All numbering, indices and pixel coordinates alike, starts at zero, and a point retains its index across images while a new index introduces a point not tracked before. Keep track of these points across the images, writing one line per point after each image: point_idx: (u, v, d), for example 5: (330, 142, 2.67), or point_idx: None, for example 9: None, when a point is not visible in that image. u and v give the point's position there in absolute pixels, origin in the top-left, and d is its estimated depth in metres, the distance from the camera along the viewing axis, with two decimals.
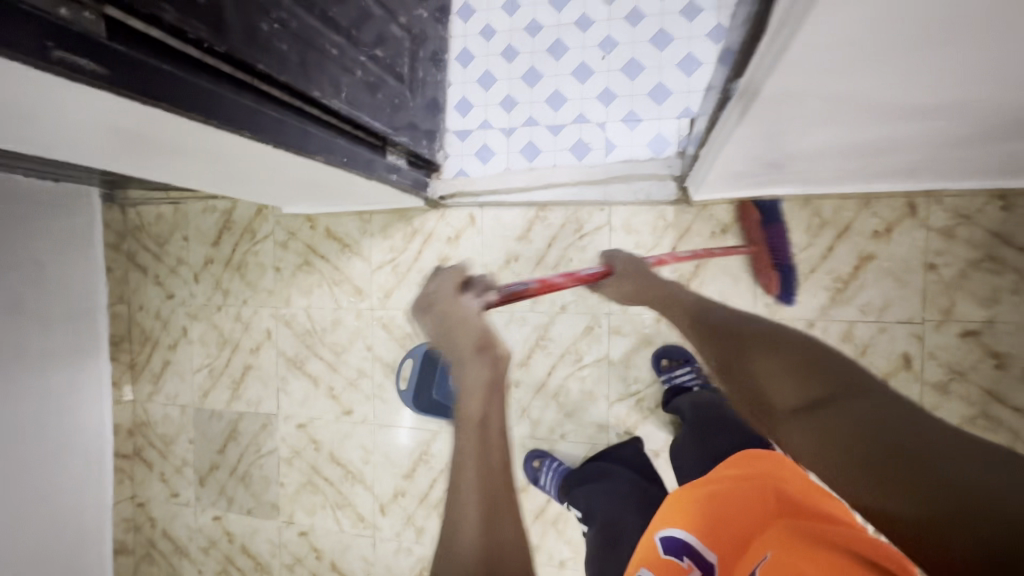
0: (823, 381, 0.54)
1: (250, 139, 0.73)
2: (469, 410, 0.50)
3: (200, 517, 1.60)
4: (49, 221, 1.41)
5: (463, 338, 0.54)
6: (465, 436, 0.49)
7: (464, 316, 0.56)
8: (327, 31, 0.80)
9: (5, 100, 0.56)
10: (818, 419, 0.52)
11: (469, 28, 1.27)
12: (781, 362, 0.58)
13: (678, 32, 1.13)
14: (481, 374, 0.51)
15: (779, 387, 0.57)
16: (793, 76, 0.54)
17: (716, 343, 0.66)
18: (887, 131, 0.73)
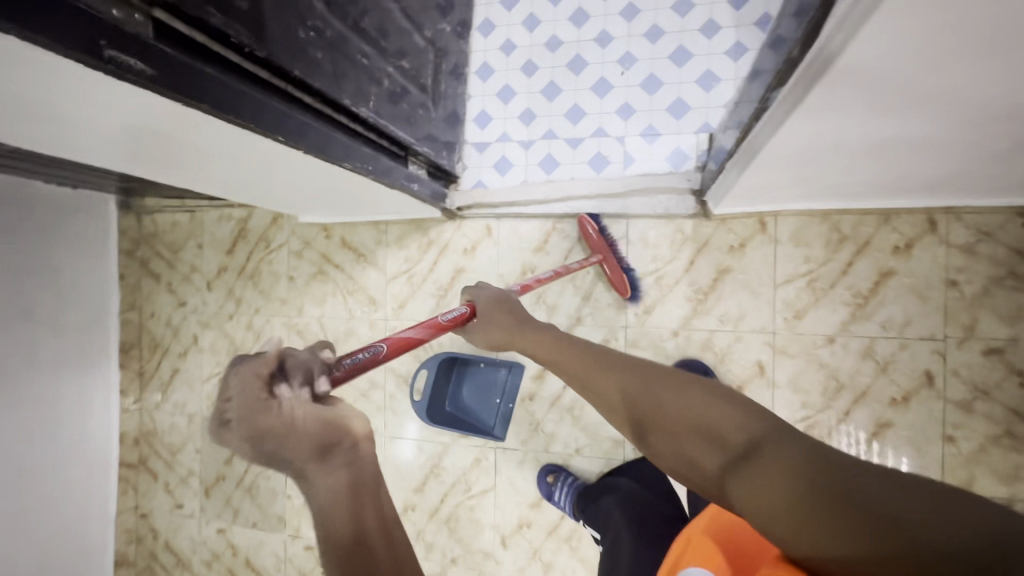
0: (740, 418, 0.50)
1: (283, 144, 0.73)
2: (334, 534, 0.38)
3: (205, 529, 1.57)
4: (65, 227, 1.42)
5: (289, 449, 0.40)
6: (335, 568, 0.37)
7: (292, 412, 0.42)
8: (357, 40, 0.81)
9: (47, 101, 0.56)
10: (745, 467, 0.45)
11: (490, 43, 1.29)
12: (702, 404, 0.52)
13: (697, 48, 1.15)
14: (336, 485, 0.39)
15: (701, 430, 0.51)
16: (839, 82, 0.54)
17: (622, 379, 0.60)
18: (917, 149, 0.74)
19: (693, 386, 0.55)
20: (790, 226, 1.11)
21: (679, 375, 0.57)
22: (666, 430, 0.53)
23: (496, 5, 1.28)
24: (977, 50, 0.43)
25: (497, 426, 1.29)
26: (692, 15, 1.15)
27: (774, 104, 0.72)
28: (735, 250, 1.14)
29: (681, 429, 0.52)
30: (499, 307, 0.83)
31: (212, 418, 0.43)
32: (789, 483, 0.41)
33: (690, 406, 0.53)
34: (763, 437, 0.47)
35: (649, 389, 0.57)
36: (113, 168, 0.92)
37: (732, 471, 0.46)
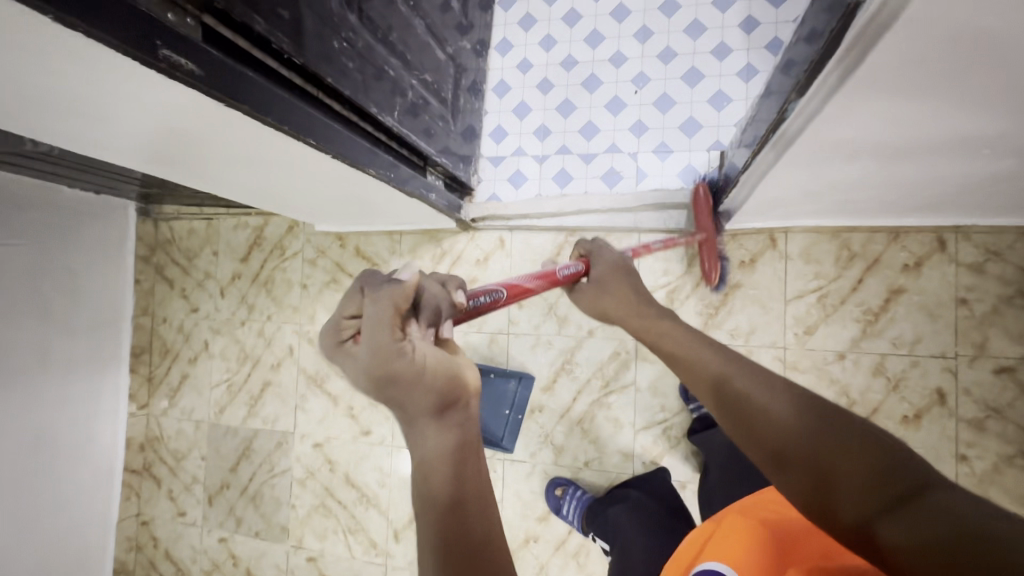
0: (903, 474, 0.43)
1: (314, 148, 0.76)
2: (432, 488, 0.42)
3: (207, 538, 1.55)
4: (85, 231, 1.45)
5: (412, 401, 0.44)
6: (432, 515, 0.41)
7: (414, 373, 0.44)
8: (384, 52, 0.85)
9: (92, 103, 0.59)
10: (900, 520, 0.40)
11: (507, 61, 1.33)
12: (847, 442, 0.47)
13: (709, 69, 1.18)
14: (444, 445, 0.44)
15: (846, 476, 0.45)
16: (851, 100, 0.57)
17: (752, 386, 0.55)
18: (930, 167, 0.75)
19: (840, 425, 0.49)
20: (801, 242, 1.13)
21: (827, 407, 0.51)
22: (799, 460, 0.48)
23: (514, 25, 1.32)
24: (984, 68, 0.45)
25: (506, 438, 1.27)
26: (704, 38, 1.19)
27: (784, 123, 0.74)
28: (744, 265, 1.16)
29: (818, 467, 0.47)
30: (616, 276, 0.77)
31: (332, 329, 0.48)
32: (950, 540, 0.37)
33: (838, 447, 0.47)
34: (934, 496, 0.40)
35: (787, 412, 0.51)
36: (143, 171, 0.95)
37: (887, 518, 0.41)
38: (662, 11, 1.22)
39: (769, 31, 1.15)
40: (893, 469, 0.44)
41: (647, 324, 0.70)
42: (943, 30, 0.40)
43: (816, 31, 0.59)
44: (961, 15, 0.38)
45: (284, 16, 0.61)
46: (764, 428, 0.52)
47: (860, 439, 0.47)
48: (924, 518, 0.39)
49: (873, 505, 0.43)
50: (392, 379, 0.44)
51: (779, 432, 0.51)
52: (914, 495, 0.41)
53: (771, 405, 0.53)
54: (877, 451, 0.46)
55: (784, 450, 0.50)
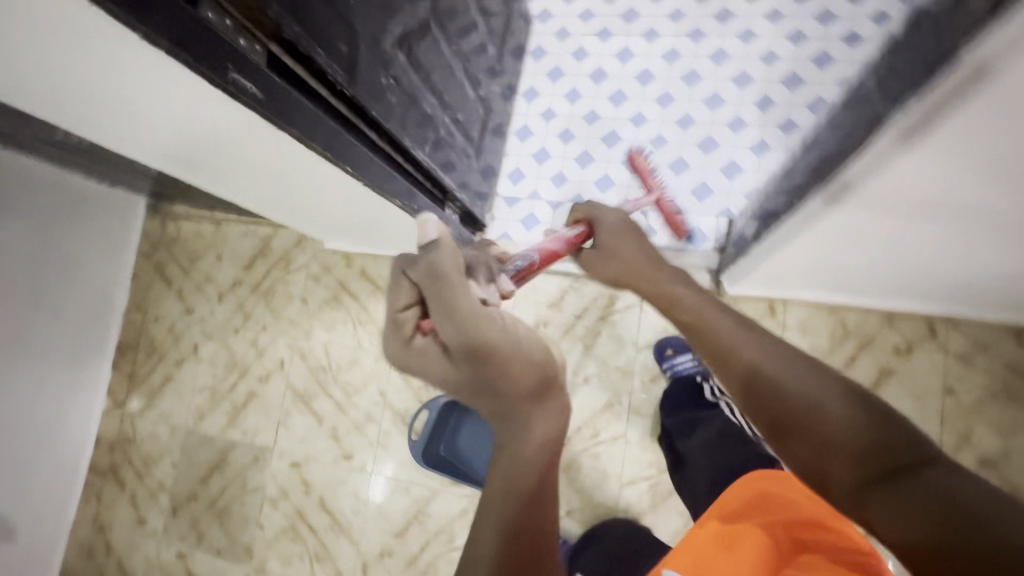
0: (890, 441, 0.45)
1: (351, 176, 0.77)
2: (519, 481, 0.50)
3: (163, 551, 1.48)
4: (92, 221, 1.44)
5: (510, 383, 0.50)
6: (511, 506, 0.50)
7: (506, 350, 0.50)
8: (424, 90, 0.89)
9: (137, 110, 0.59)
10: (886, 495, 0.43)
11: (533, 108, 1.37)
12: (855, 419, 0.47)
13: (724, 140, 1.24)
14: (548, 431, 0.52)
15: (831, 442, 0.47)
16: (872, 191, 0.61)
17: (758, 352, 0.54)
18: (926, 265, 0.81)
19: (844, 394, 0.48)
20: (799, 315, 1.16)
21: (823, 368, 0.51)
22: (801, 434, 0.48)
23: (542, 76, 1.38)
24: (997, 182, 0.50)
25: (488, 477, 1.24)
26: (721, 110, 1.25)
27: (802, 208, 0.75)
28: None
29: (807, 432, 0.48)
30: (615, 236, 0.78)
31: (391, 325, 0.55)
32: (917, 505, 0.40)
33: (831, 413, 0.48)
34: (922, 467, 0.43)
35: (793, 383, 0.50)
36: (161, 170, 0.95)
37: (881, 500, 0.43)
38: (684, 80, 1.28)
39: (783, 112, 1.22)
40: (881, 440, 0.45)
41: (657, 282, 0.70)
42: (975, 138, 0.45)
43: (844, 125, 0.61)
44: (996, 127, 0.43)
45: (342, 51, 0.65)
46: (767, 392, 0.51)
47: (865, 413, 0.47)
48: (905, 487, 0.42)
49: (851, 470, 0.46)
50: (492, 377, 0.50)
51: (785, 401, 0.50)
52: (901, 466, 0.44)
53: (774, 368, 0.52)
54: (880, 424, 0.46)
55: (783, 420, 0.50)
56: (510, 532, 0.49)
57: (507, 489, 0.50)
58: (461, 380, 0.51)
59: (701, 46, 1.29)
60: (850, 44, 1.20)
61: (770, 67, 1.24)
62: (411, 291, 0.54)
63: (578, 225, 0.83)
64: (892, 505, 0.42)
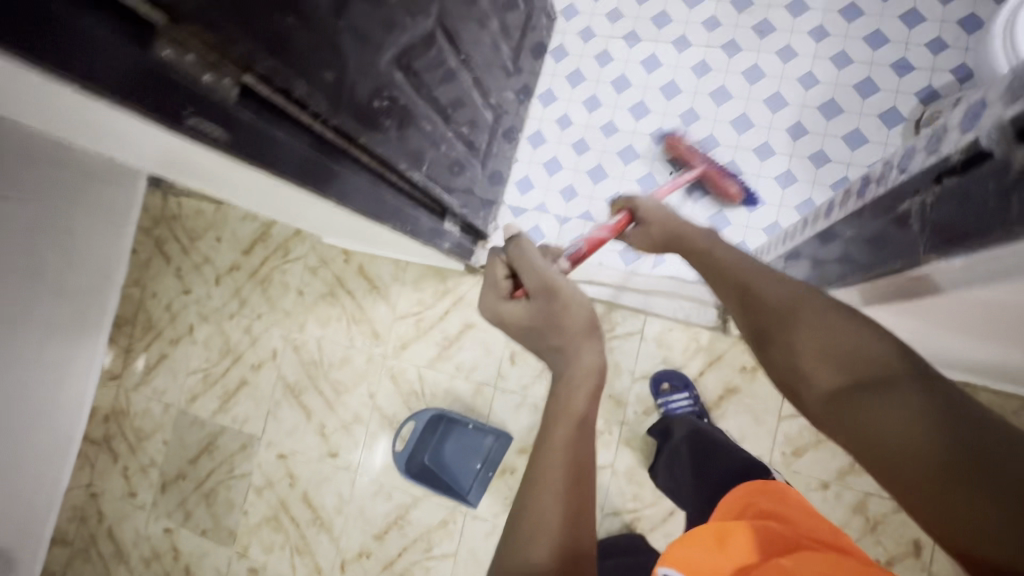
0: (889, 355, 0.43)
1: (335, 203, 0.73)
2: (570, 410, 0.47)
3: (152, 525, 1.51)
4: (93, 194, 1.40)
5: (568, 321, 0.52)
6: (560, 437, 0.46)
7: (567, 296, 0.53)
8: (425, 106, 0.83)
9: (105, 123, 0.55)
10: (865, 403, 0.41)
11: (548, 113, 1.30)
12: (842, 329, 0.47)
13: (748, 167, 1.16)
14: (594, 360, 0.50)
15: (819, 347, 0.47)
16: (907, 288, 0.60)
17: (762, 278, 0.56)
18: (939, 342, 0.80)
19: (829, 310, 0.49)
20: None
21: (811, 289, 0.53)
22: (784, 345, 0.50)
23: (561, 79, 1.29)
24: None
25: (471, 492, 1.24)
26: (748, 134, 1.17)
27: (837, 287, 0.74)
28: (746, 370, 1.14)
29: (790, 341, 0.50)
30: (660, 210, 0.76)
31: (491, 290, 0.59)
32: (903, 423, 0.38)
33: (815, 327, 0.48)
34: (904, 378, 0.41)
35: (783, 297, 0.53)
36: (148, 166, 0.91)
37: (856, 408, 0.42)
38: (712, 97, 1.20)
39: (814, 142, 1.13)
40: (879, 350, 0.44)
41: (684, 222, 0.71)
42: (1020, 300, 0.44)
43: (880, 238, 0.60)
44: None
45: (328, 80, 0.60)
46: (757, 309, 0.54)
47: (849, 323, 0.47)
48: (884, 399, 0.40)
49: (838, 377, 0.45)
50: (552, 319, 0.52)
51: (771, 315, 0.52)
52: (889, 377, 0.42)
53: (764, 285, 0.55)
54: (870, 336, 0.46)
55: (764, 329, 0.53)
56: (569, 475, 0.45)
57: (558, 417, 0.47)
58: (534, 318, 0.53)
59: (735, 60, 1.19)
60: (898, 73, 1.10)
61: (807, 90, 1.15)
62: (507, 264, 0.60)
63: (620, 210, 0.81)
64: (870, 418, 0.40)
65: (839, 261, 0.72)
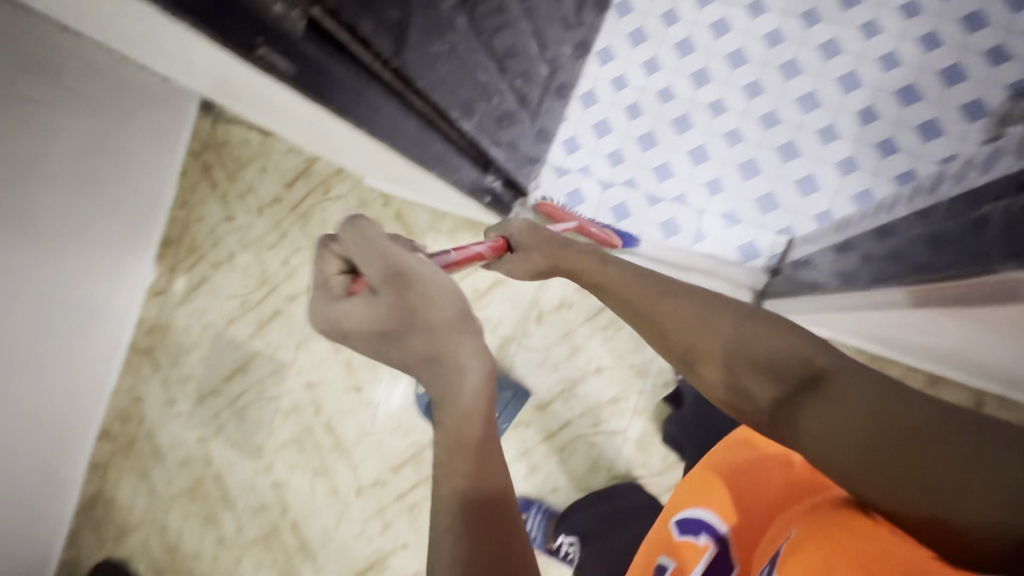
0: (811, 352, 0.51)
1: (386, 147, 0.73)
2: (462, 431, 0.44)
3: (187, 432, 1.63)
4: (148, 113, 1.43)
5: (423, 310, 0.47)
6: (462, 461, 0.43)
7: (425, 283, 0.48)
8: (483, 56, 0.82)
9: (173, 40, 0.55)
10: (822, 405, 0.45)
11: (603, 72, 1.24)
12: (766, 334, 0.54)
13: (808, 150, 1.12)
14: (480, 372, 0.46)
15: (756, 359, 0.53)
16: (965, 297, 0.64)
17: (671, 298, 0.61)
18: (985, 353, 0.78)
19: (726, 314, 0.57)
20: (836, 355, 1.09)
21: (718, 299, 0.59)
22: (708, 358, 0.56)
23: (622, 36, 1.23)
24: None
25: None
26: (813, 115, 1.11)
27: (875, 289, 0.80)
28: None
29: (732, 359, 0.54)
30: (534, 239, 0.81)
31: (320, 291, 0.53)
32: (861, 424, 0.42)
33: (736, 337, 0.55)
34: (833, 373, 0.47)
35: (689, 313, 0.59)
36: (202, 89, 0.91)
37: (811, 416, 0.46)
38: (781, 70, 1.13)
39: (884, 130, 1.07)
40: (799, 352, 0.51)
41: (576, 252, 0.75)
42: None
43: (943, 245, 0.67)
44: None
45: (392, 20, 0.59)
46: (668, 331, 0.60)
47: (772, 326, 0.54)
48: (836, 403, 0.45)
49: (774, 385, 0.51)
50: (417, 312, 0.47)
51: (689, 334, 0.58)
52: (820, 377, 0.48)
53: (662, 312, 0.61)
54: (795, 341, 0.52)
55: (697, 352, 0.57)
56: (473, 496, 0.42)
57: (451, 439, 0.44)
58: (382, 316, 0.48)
59: (812, 32, 1.12)
60: (991, 62, 1.02)
61: (885, 74, 1.08)
62: (339, 258, 0.54)
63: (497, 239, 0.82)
64: (831, 421, 0.44)
65: (885, 259, 0.79)
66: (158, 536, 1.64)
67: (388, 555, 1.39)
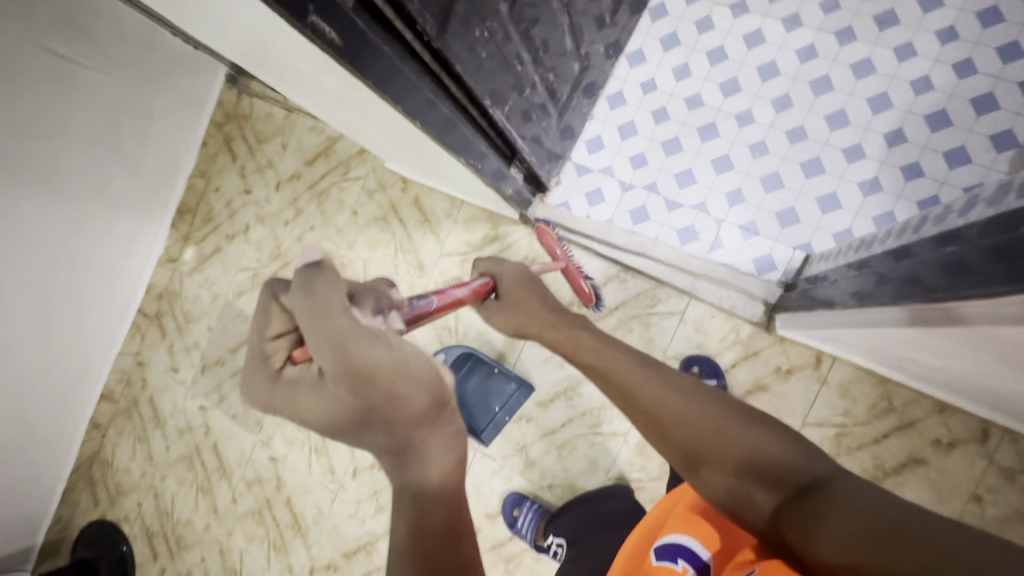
0: (811, 461, 0.48)
1: (418, 128, 0.74)
2: (427, 521, 0.46)
3: (189, 401, 1.64)
4: (177, 80, 1.45)
5: (401, 409, 0.49)
6: (423, 552, 0.43)
7: (391, 378, 0.48)
8: (520, 46, 0.82)
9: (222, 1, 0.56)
10: (812, 509, 0.42)
11: (633, 74, 1.24)
12: (766, 438, 0.51)
13: (833, 167, 1.11)
14: (446, 463, 0.49)
15: (759, 464, 0.49)
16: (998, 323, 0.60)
17: (676, 394, 0.59)
18: (1002, 385, 0.76)
19: (730, 417, 0.54)
20: (844, 375, 1.09)
21: (722, 399, 0.58)
22: (711, 458, 0.52)
23: (654, 40, 1.23)
24: None
25: (486, 431, 1.29)
26: (841, 132, 1.11)
27: (898, 306, 0.78)
28: (780, 372, 1.13)
29: (736, 465, 0.50)
30: (518, 288, 0.90)
31: (263, 362, 0.53)
32: (841, 524, 0.39)
33: (743, 441, 0.51)
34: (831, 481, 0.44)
35: (693, 411, 0.56)
36: (237, 57, 0.92)
37: (808, 522, 0.42)
38: (811, 86, 1.13)
39: (910, 153, 1.07)
40: (803, 461, 0.48)
41: (567, 330, 0.80)
42: None
43: (965, 271, 0.64)
44: None
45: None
46: (670, 424, 0.57)
47: (773, 431, 0.52)
48: (819, 505, 0.42)
49: (770, 489, 0.48)
50: (374, 408, 0.48)
51: (692, 431, 0.55)
52: (815, 484, 0.45)
53: (669, 406, 0.58)
54: (796, 450, 0.50)
55: (700, 454, 0.53)
56: None
57: (415, 529, 0.45)
58: (345, 413, 0.48)
59: (846, 50, 1.12)
60: None
61: (917, 96, 1.07)
62: (283, 321, 0.54)
63: (483, 284, 0.91)
64: (823, 531, 0.40)
65: (904, 280, 0.77)
66: (150, 501, 1.65)
67: (378, 539, 1.39)
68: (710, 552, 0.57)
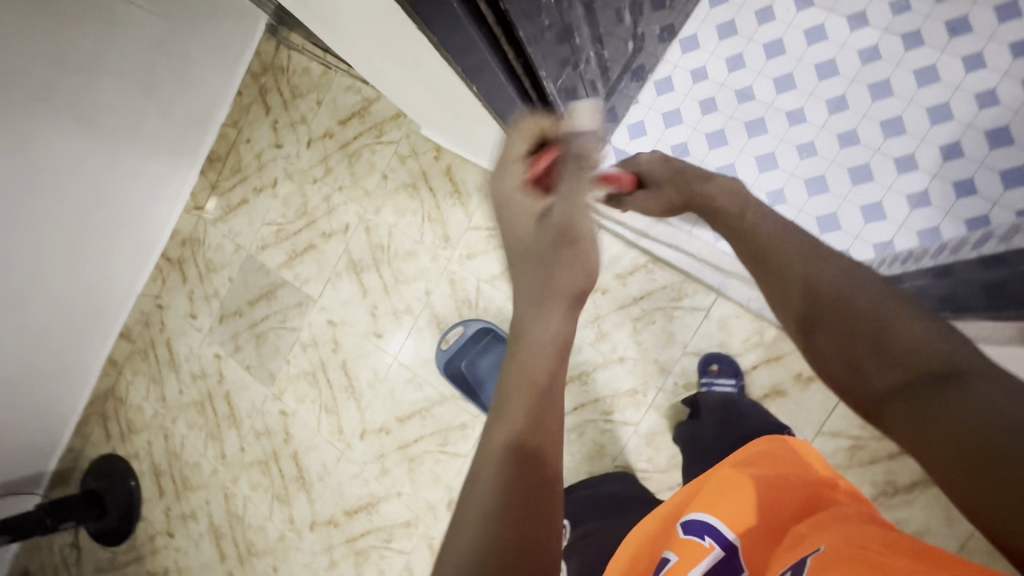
0: (952, 349, 0.41)
1: (472, 90, 0.73)
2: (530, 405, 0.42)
3: (205, 348, 1.66)
4: (217, 24, 1.42)
5: (567, 280, 0.51)
6: (521, 440, 0.40)
7: (576, 260, 0.52)
8: (581, 17, 0.80)
9: None
10: (928, 404, 0.38)
11: (685, 60, 1.20)
12: (908, 321, 0.44)
13: (881, 176, 1.08)
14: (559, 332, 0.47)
15: (887, 345, 0.43)
16: None
17: (814, 262, 0.52)
18: None
19: (874, 296, 0.47)
20: None
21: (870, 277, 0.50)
22: (835, 332, 0.48)
23: (711, 27, 1.19)
24: None
25: None
26: (895, 141, 1.08)
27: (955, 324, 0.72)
28: (801, 378, 1.13)
29: (860, 343, 0.45)
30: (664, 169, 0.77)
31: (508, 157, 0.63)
32: (947, 429, 0.36)
33: (878, 320, 0.45)
34: (968, 377, 0.38)
35: (831, 282, 0.50)
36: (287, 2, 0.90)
37: (915, 418, 0.39)
38: (869, 90, 1.09)
39: (965, 169, 1.03)
40: (946, 350, 0.41)
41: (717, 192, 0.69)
42: None
43: None
44: None
45: None
46: (801, 292, 0.51)
47: (914, 316, 0.45)
48: (941, 400, 0.38)
49: (895, 374, 0.42)
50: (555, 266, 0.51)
51: (826, 299, 0.49)
52: (950, 374, 0.39)
53: (807, 272, 0.51)
54: (940, 336, 0.42)
55: (823, 320, 0.49)
56: (518, 465, 0.39)
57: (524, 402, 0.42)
58: (533, 254, 0.53)
59: (911, 55, 1.07)
60: None
61: (980, 110, 1.03)
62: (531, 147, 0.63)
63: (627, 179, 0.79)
64: (920, 423, 0.38)
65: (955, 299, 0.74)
66: (161, 441, 1.69)
67: (379, 501, 1.41)
68: (735, 534, 0.56)
